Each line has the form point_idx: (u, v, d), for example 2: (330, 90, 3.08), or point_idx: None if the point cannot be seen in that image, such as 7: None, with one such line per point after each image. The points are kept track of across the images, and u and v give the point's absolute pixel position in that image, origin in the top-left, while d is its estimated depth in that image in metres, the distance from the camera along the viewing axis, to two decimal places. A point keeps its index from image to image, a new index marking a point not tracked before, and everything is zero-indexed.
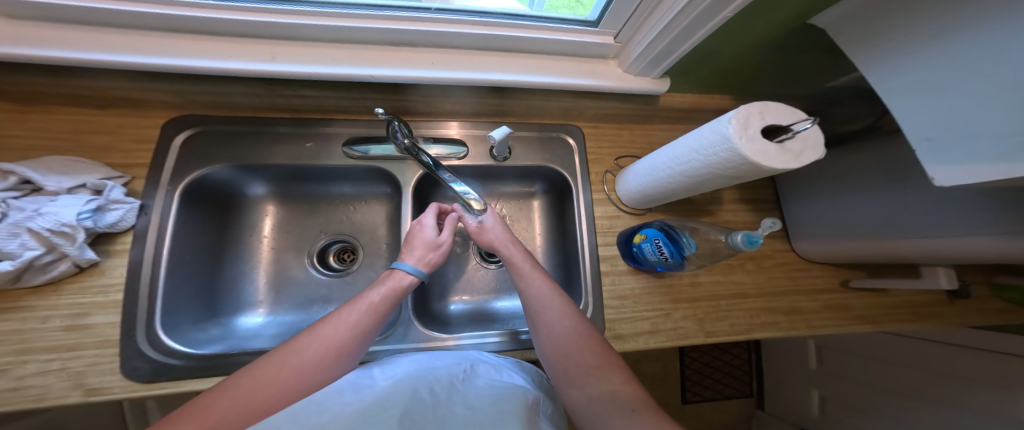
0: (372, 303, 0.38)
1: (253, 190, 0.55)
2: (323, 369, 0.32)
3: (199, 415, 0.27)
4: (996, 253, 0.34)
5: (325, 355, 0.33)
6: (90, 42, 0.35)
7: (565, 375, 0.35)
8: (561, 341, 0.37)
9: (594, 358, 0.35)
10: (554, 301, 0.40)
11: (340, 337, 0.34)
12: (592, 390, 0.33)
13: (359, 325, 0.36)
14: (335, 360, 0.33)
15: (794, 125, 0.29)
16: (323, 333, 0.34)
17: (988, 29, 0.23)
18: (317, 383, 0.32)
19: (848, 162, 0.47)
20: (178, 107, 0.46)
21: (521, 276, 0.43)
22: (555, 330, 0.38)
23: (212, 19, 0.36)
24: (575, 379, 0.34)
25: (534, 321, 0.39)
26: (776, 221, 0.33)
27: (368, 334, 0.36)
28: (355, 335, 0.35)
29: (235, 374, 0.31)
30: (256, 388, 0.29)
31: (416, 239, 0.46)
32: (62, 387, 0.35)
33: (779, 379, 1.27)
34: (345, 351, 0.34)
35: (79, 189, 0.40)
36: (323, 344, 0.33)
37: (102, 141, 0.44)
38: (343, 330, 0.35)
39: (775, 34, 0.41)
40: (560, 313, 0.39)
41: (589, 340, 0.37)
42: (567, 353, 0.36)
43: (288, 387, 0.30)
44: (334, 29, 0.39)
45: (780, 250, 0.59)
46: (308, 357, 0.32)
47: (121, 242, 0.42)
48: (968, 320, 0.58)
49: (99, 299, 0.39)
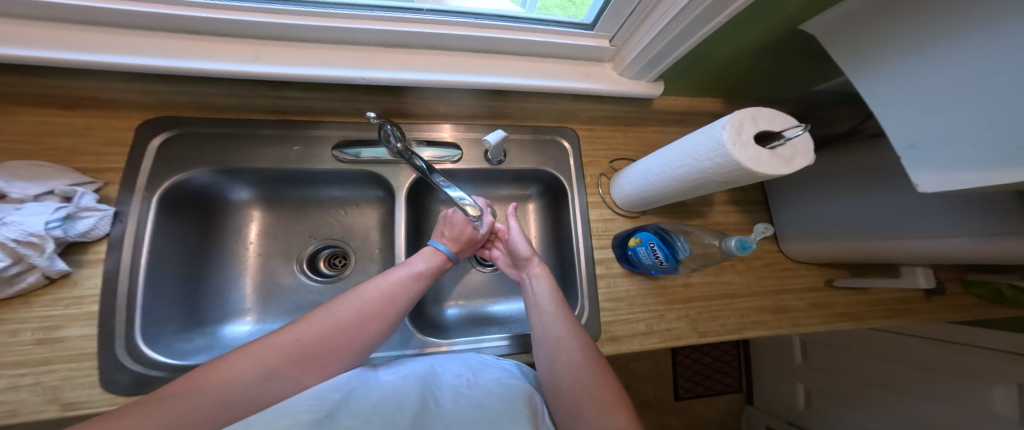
0: (421, 270, 0.42)
1: (237, 194, 0.53)
2: (384, 321, 0.37)
3: (277, 350, 0.31)
4: (970, 253, 0.36)
5: (381, 312, 0.37)
6: (53, 40, 0.32)
7: (574, 410, 0.34)
8: (575, 379, 0.36)
9: (607, 392, 0.35)
10: (573, 333, 0.40)
11: (394, 296, 0.38)
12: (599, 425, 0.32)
13: (412, 287, 0.40)
14: (389, 318, 0.37)
15: (785, 132, 0.30)
16: (382, 288, 0.38)
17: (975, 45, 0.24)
18: (378, 330, 0.36)
19: (834, 167, 0.48)
20: (153, 108, 0.44)
21: (541, 301, 0.43)
22: (569, 366, 0.37)
23: (192, 18, 0.34)
24: (585, 415, 0.33)
25: (551, 348, 0.39)
26: (769, 226, 0.34)
27: (418, 295, 0.41)
28: (408, 296, 0.39)
29: (314, 310, 0.35)
30: (333, 328, 0.34)
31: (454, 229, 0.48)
32: (36, 402, 0.34)
33: (766, 374, 1.31)
34: (399, 309, 0.38)
35: (46, 196, 0.37)
36: (379, 301, 0.37)
37: (71, 145, 0.42)
38: (395, 291, 0.39)
39: (765, 39, 0.42)
40: (576, 346, 0.39)
41: (601, 371, 0.37)
42: (582, 384, 0.36)
43: (352, 335, 0.35)
44: (324, 30, 0.38)
45: (769, 251, 0.60)
46: (371, 309, 0.36)
47: (95, 251, 0.39)
48: (941, 316, 0.60)
49: (72, 311, 0.37)
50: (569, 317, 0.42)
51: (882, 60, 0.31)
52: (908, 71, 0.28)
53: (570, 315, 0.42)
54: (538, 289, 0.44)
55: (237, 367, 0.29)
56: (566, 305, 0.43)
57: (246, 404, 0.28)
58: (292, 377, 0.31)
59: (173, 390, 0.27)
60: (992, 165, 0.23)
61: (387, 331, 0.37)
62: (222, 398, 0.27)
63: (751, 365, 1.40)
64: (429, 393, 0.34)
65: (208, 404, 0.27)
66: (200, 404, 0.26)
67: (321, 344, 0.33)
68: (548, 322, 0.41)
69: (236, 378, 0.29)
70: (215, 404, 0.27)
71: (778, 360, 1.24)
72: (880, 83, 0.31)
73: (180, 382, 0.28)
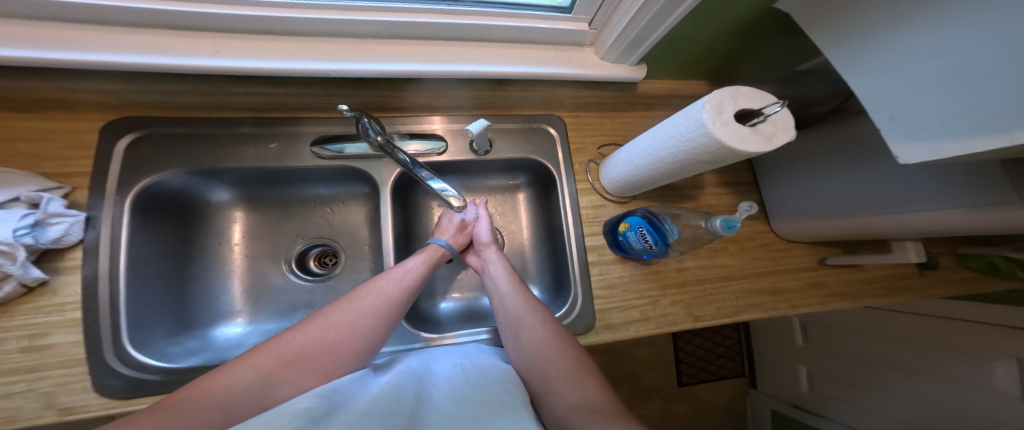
0: (414, 267, 0.43)
1: (217, 196, 0.52)
2: (381, 317, 0.37)
3: (274, 352, 0.31)
4: (960, 225, 0.36)
5: (377, 308, 0.37)
6: (1, 38, 0.31)
7: (544, 385, 0.34)
8: (541, 352, 0.37)
9: (572, 363, 0.36)
10: (533, 309, 0.42)
11: (389, 292, 0.39)
12: (569, 399, 0.32)
13: (406, 284, 0.41)
14: (386, 313, 0.37)
15: (764, 109, 0.29)
16: (377, 286, 0.39)
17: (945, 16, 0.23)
18: (376, 327, 0.36)
19: (818, 143, 0.47)
20: (117, 108, 0.43)
21: (505, 286, 0.45)
22: (533, 340, 0.39)
23: (151, 11, 0.33)
24: (553, 388, 0.33)
25: (514, 329, 0.40)
26: (752, 205, 0.33)
27: (414, 291, 0.41)
28: (403, 292, 0.40)
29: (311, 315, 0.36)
30: (330, 329, 0.34)
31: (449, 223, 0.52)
32: (32, 407, 0.34)
33: (767, 356, 1.32)
34: (397, 303, 0.39)
35: (13, 204, 0.36)
36: (375, 298, 0.38)
37: (33, 150, 0.41)
38: (390, 287, 0.39)
39: (745, 17, 0.41)
40: (537, 322, 0.40)
41: (569, 348, 0.38)
42: (546, 357, 0.37)
43: (349, 332, 0.34)
44: (292, 21, 0.37)
45: (761, 232, 0.60)
46: (367, 306, 0.37)
47: (72, 257, 0.39)
48: (937, 290, 0.60)
49: (55, 319, 0.37)
50: (529, 297, 0.44)
51: (867, 33, 0.29)
52: (899, 45, 0.26)
53: (532, 296, 0.44)
54: (501, 276, 0.46)
55: (235, 372, 0.29)
56: (526, 290, 0.45)
57: (246, 411, 0.27)
58: (291, 380, 0.30)
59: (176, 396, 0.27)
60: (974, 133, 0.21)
61: (387, 328, 0.37)
62: (223, 405, 0.26)
63: (752, 348, 1.41)
64: (424, 391, 0.33)
65: (209, 409, 0.25)
66: (201, 408, 0.25)
67: (319, 344, 0.33)
68: (510, 303, 0.43)
69: (233, 384, 0.28)
70: (214, 409, 0.26)
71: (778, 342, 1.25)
72: (866, 62, 0.29)
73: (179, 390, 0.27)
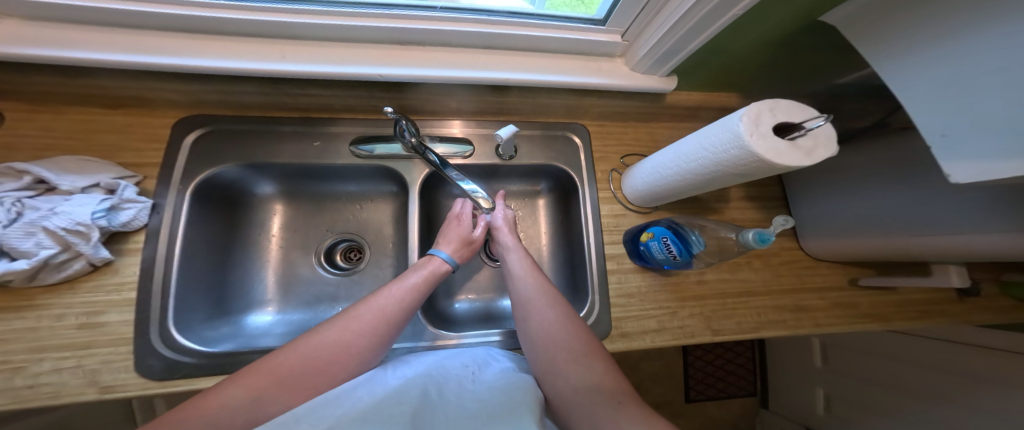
0: (414, 282, 0.41)
1: (260, 189, 0.55)
2: (377, 337, 0.35)
3: (267, 372, 0.30)
4: (1008, 251, 0.34)
5: (373, 326, 0.36)
6: (99, 43, 0.35)
7: (552, 366, 0.36)
8: (549, 333, 0.38)
9: (583, 347, 0.36)
10: (545, 291, 0.42)
11: (386, 309, 0.37)
12: (579, 380, 0.33)
13: (406, 301, 0.39)
14: (383, 332, 0.36)
15: (806, 123, 0.29)
16: (374, 303, 0.37)
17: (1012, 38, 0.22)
18: (370, 347, 0.35)
19: (855, 160, 0.46)
20: (186, 107, 0.47)
21: (515, 269, 0.45)
22: (541, 321, 0.39)
23: (218, 19, 0.36)
24: (562, 370, 0.35)
25: (524, 309, 0.41)
26: (788, 218, 0.33)
27: (412, 310, 0.39)
28: (401, 310, 0.38)
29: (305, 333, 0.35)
30: (321, 349, 0.33)
31: (456, 234, 0.49)
32: (77, 384, 0.36)
33: (784, 378, 1.27)
34: (394, 322, 0.37)
35: (93, 188, 0.40)
36: (371, 315, 0.36)
37: (113, 141, 0.44)
38: (388, 303, 0.38)
39: (782, 29, 0.41)
40: (547, 304, 0.40)
41: (578, 330, 0.38)
42: (555, 340, 0.37)
43: (343, 352, 0.33)
44: (340, 28, 0.39)
45: (787, 248, 0.59)
46: (362, 325, 0.35)
47: (135, 240, 0.42)
48: (977, 319, 0.57)
49: (113, 297, 0.39)
50: (542, 281, 0.43)
51: (938, 43, 0.27)
52: (975, 49, 0.25)
53: (547, 279, 0.44)
54: (511, 258, 0.47)
55: (229, 392, 0.28)
56: (542, 273, 0.45)
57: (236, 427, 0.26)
58: (282, 400, 0.29)
59: (185, 415, 0.26)
60: (997, 158, 0.23)
61: (382, 349, 0.36)
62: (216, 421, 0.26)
63: (767, 368, 1.36)
64: (435, 394, 0.33)
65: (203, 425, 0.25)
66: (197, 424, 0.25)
67: (311, 364, 0.32)
68: (522, 283, 0.43)
69: (227, 403, 0.28)
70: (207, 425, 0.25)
71: (797, 364, 1.20)
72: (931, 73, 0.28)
73: (183, 409, 0.27)
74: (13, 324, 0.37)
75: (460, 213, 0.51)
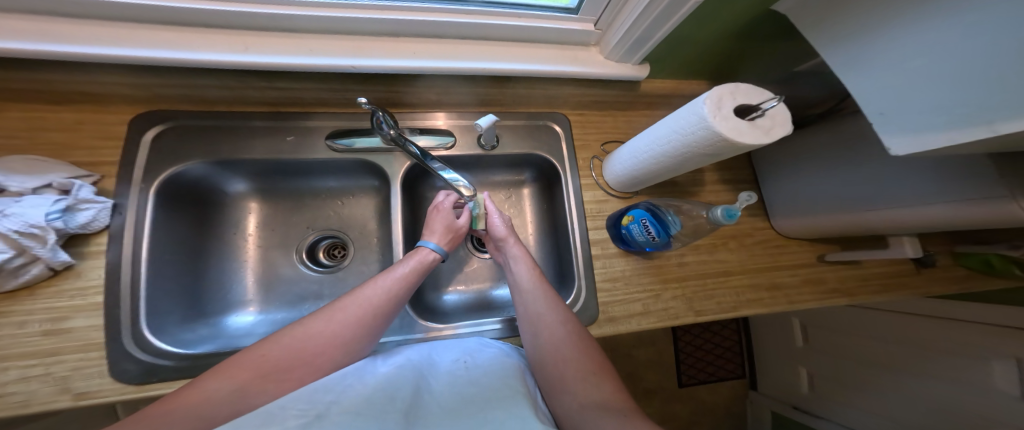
0: (403, 273, 0.41)
1: (234, 187, 0.54)
2: (364, 327, 0.35)
3: (249, 364, 0.30)
4: (952, 219, 0.37)
5: (359, 316, 0.36)
6: (48, 33, 0.33)
7: (559, 382, 0.37)
8: (559, 351, 0.39)
9: (590, 364, 0.37)
10: (554, 308, 0.42)
11: (374, 301, 0.37)
12: (585, 396, 0.34)
13: (393, 292, 0.39)
14: (370, 322, 0.36)
15: (762, 104, 0.30)
16: (361, 295, 0.37)
17: (927, 18, 0.24)
18: (357, 337, 0.35)
19: (813, 141, 0.49)
20: (145, 102, 0.45)
21: (523, 284, 0.45)
22: (552, 338, 0.40)
23: (179, 10, 0.35)
24: (570, 387, 0.36)
25: (535, 326, 0.41)
26: (751, 195, 0.35)
27: (400, 300, 0.39)
28: (389, 301, 0.38)
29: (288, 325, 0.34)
30: (307, 342, 0.32)
31: (441, 225, 0.48)
32: (48, 392, 0.35)
33: (768, 358, 1.33)
34: (381, 313, 0.37)
35: (45, 189, 0.38)
36: (358, 307, 0.36)
37: (66, 139, 0.42)
38: (376, 293, 0.38)
39: (743, 17, 0.42)
40: (557, 322, 0.41)
41: (584, 344, 0.39)
42: (565, 357, 0.38)
43: (330, 343, 0.33)
44: (311, 19, 0.39)
45: (761, 228, 0.61)
46: (349, 317, 0.35)
47: (96, 243, 0.40)
48: (934, 288, 0.61)
49: (77, 302, 0.38)
50: (552, 298, 0.44)
51: (869, 25, 0.29)
52: (899, 33, 0.27)
53: (557, 299, 0.44)
54: (520, 273, 0.46)
55: (212, 385, 0.28)
56: (548, 286, 0.45)
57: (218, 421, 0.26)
58: (269, 390, 0.29)
59: (162, 409, 0.26)
60: (938, 129, 0.24)
61: (369, 339, 0.36)
62: (202, 413, 0.26)
63: (752, 350, 1.42)
64: (424, 383, 0.34)
65: (187, 418, 0.25)
66: (178, 418, 0.25)
67: (297, 355, 0.31)
68: (533, 301, 0.43)
69: (210, 395, 0.27)
70: (193, 418, 0.25)
71: (779, 344, 1.26)
72: (864, 50, 0.30)
73: (161, 404, 0.26)
74: None
75: (438, 205, 0.50)
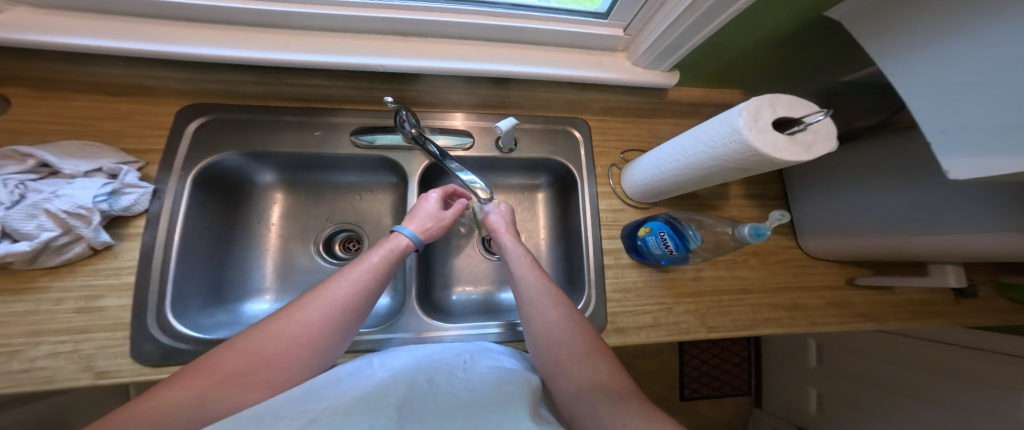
0: (374, 263, 0.39)
1: (262, 177, 0.56)
2: (333, 322, 0.33)
3: (205, 372, 0.27)
4: (1005, 252, 0.34)
5: (327, 311, 0.34)
6: (109, 30, 0.35)
7: (555, 364, 0.36)
8: (552, 333, 0.38)
9: (584, 346, 0.37)
10: (546, 292, 0.42)
11: (341, 295, 0.35)
12: (580, 379, 0.34)
13: (363, 284, 0.37)
14: (339, 317, 0.34)
15: (805, 117, 0.29)
16: (328, 291, 0.35)
17: (1000, 31, 0.23)
18: (326, 333, 0.33)
19: (862, 157, 0.46)
20: (191, 95, 0.47)
21: (517, 269, 0.44)
22: (543, 321, 0.39)
23: (220, 7, 0.36)
24: (564, 368, 0.35)
25: (526, 308, 0.41)
26: (785, 213, 0.33)
27: (372, 292, 0.37)
28: (358, 294, 0.36)
29: (245, 331, 0.32)
30: (268, 343, 0.30)
31: (423, 213, 0.47)
32: (71, 369, 0.36)
33: (778, 377, 1.28)
34: (350, 307, 0.35)
35: (95, 173, 0.40)
36: (323, 302, 0.34)
37: (115, 127, 0.45)
38: (344, 287, 0.36)
39: (790, 24, 0.40)
40: (549, 305, 0.40)
41: (578, 328, 0.38)
42: (558, 341, 0.37)
43: (295, 342, 0.31)
44: (344, 18, 0.39)
45: (785, 247, 0.59)
46: (315, 314, 0.33)
47: (135, 225, 0.42)
48: (973, 319, 0.57)
49: (112, 282, 0.40)
50: (544, 279, 0.43)
51: (933, 40, 0.28)
52: (967, 45, 0.25)
53: (547, 278, 0.44)
54: (513, 259, 0.46)
55: (165, 395, 0.25)
56: (543, 272, 0.45)
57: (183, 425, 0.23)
58: (228, 396, 0.26)
59: (111, 421, 0.22)
60: (1000, 149, 0.22)
61: (340, 334, 0.34)
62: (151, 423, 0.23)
63: (761, 368, 1.37)
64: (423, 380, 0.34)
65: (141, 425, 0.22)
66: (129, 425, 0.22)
67: (258, 358, 0.29)
68: (525, 285, 0.42)
69: (164, 403, 0.24)
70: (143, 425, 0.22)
71: (793, 364, 1.21)
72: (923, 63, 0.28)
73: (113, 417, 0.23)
74: (11, 306, 0.37)
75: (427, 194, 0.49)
